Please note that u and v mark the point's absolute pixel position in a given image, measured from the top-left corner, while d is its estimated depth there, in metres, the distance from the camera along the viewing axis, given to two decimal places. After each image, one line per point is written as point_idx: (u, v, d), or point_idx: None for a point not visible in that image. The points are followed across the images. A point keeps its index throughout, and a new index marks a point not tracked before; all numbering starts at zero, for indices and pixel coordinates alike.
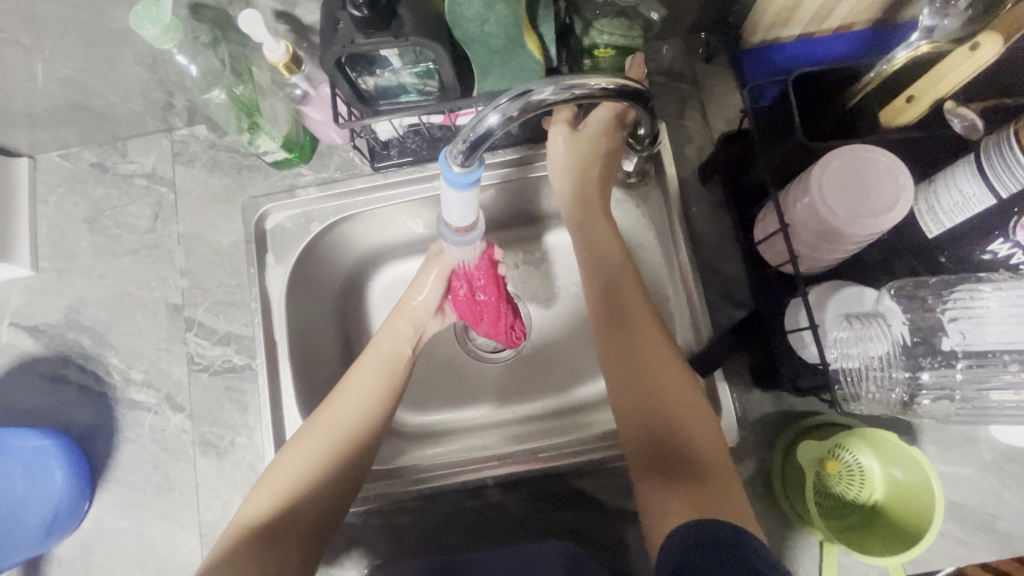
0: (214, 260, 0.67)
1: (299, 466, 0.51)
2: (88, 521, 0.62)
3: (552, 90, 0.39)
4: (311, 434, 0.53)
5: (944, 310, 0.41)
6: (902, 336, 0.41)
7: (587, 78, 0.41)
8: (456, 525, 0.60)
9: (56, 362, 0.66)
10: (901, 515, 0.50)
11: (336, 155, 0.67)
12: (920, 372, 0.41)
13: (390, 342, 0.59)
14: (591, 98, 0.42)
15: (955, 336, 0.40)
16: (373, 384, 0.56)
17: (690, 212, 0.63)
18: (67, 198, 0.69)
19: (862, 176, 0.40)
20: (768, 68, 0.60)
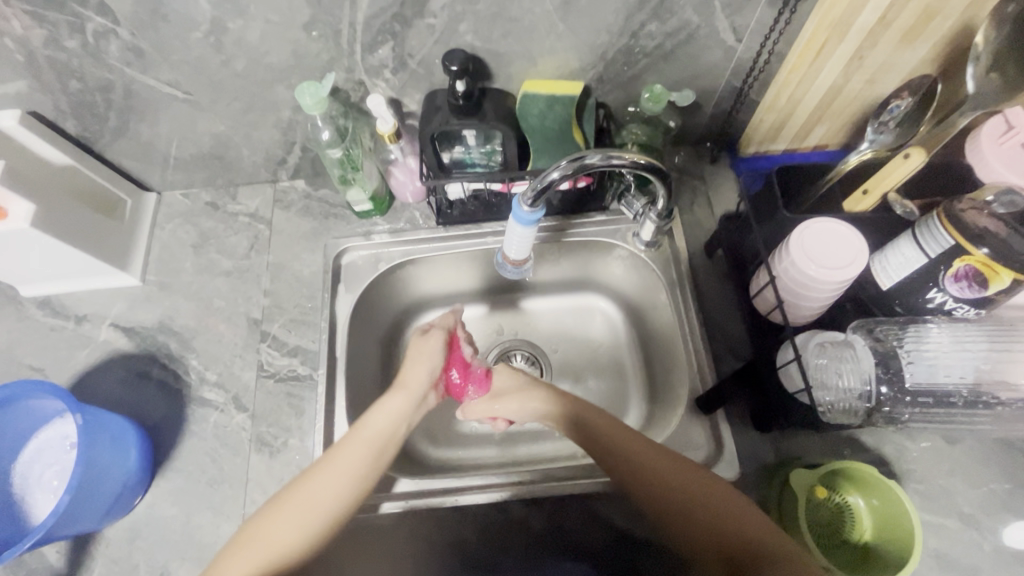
0: (295, 286, 0.79)
1: (289, 538, 0.53)
2: (142, 505, 0.68)
3: (599, 157, 0.54)
4: (295, 511, 0.54)
5: (901, 346, 0.51)
6: (869, 362, 0.51)
7: (624, 152, 0.55)
8: (481, 539, 0.64)
9: (144, 359, 0.75)
10: (890, 545, 0.56)
11: (408, 211, 0.82)
12: (880, 386, 0.51)
13: (385, 427, 0.60)
14: (626, 168, 0.56)
15: (912, 369, 0.50)
16: (355, 467, 0.57)
17: (697, 278, 0.76)
18: (180, 227, 0.83)
19: (831, 237, 0.53)
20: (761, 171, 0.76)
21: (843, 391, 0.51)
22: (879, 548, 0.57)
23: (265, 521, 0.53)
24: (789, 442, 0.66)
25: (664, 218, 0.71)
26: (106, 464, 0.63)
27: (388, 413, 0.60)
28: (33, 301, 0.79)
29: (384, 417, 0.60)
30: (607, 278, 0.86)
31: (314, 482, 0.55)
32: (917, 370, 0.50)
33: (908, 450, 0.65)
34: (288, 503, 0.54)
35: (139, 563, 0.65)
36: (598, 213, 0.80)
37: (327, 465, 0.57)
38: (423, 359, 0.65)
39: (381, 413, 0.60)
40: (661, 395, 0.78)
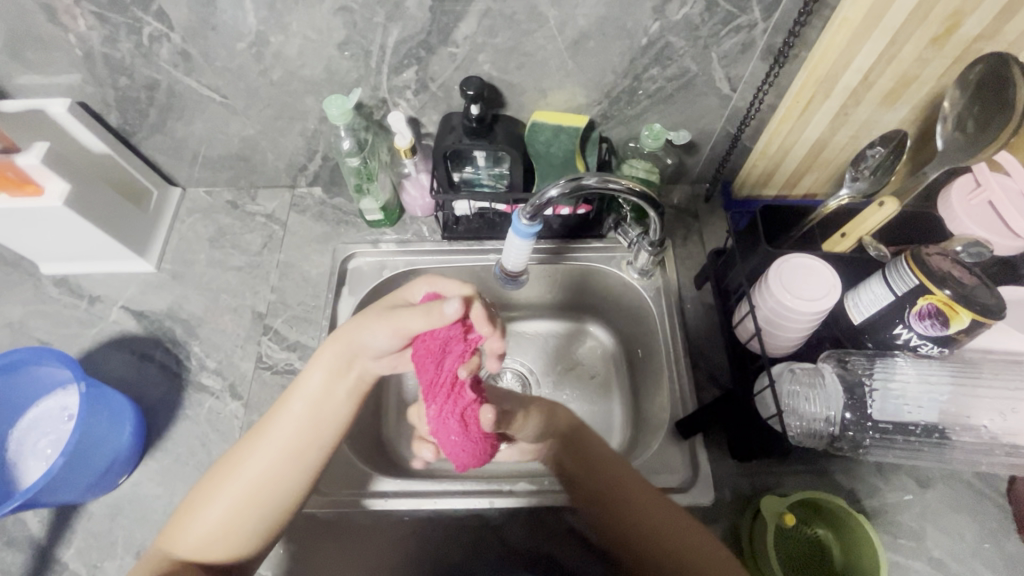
0: (301, 284, 0.82)
1: (233, 511, 0.54)
2: (129, 483, 0.69)
3: (597, 180, 0.59)
4: (231, 485, 0.54)
5: (868, 377, 0.54)
6: (837, 391, 0.54)
7: (621, 178, 0.60)
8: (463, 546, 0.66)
9: (149, 342, 0.78)
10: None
11: (415, 224, 0.87)
12: (845, 413, 0.54)
13: (319, 391, 0.56)
14: (622, 193, 0.60)
15: (877, 399, 0.53)
16: (292, 439, 0.55)
17: (685, 309, 0.79)
18: (199, 221, 0.88)
19: (805, 273, 0.56)
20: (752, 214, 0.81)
21: (810, 416, 0.54)
22: None
23: (205, 494, 0.55)
24: (764, 472, 0.68)
25: (657, 248, 0.75)
26: (97, 441, 0.64)
27: (323, 373, 0.56)
28: (51, 280, 0.83)
29: (314, 382, 0.56)
30: (602, 306, 0.90)
31: (248, 460, 0.55)
32: (882, 401, 0.53)
33: (880, 490, 0.66)
34: (223, 482, 0.54)
35: (118, 540, 0.66)
36: (596, 240, 0.85)
37: (265, 436, 0.55)
38: (372, 323, 0.54)
39: (313, 378, 0.56)
40: (645, 421, 0.80)
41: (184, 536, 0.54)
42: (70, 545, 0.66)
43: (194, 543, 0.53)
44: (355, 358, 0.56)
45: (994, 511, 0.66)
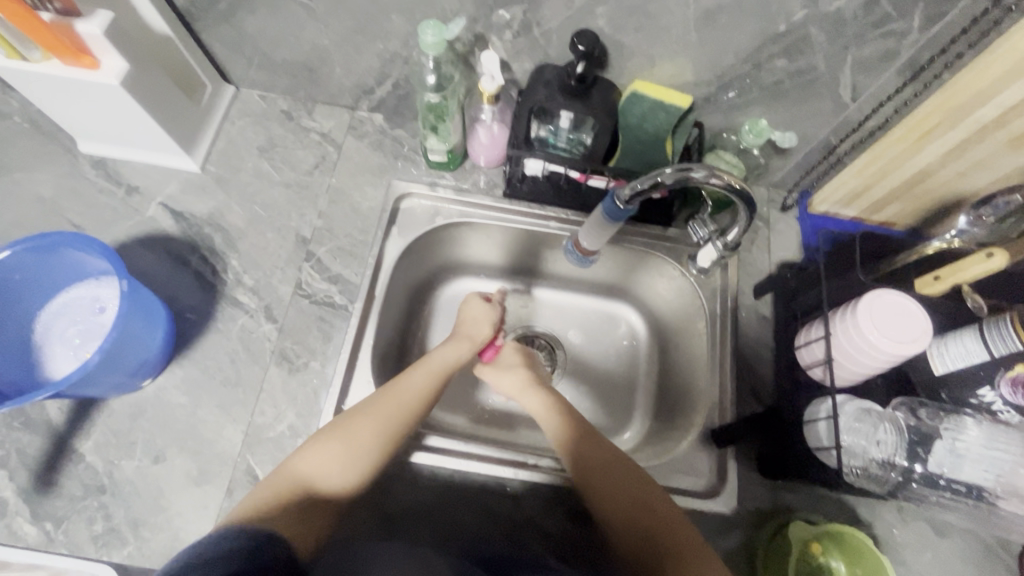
0: (350, 215, 0.78)
1: (381, 434, 0.59)
2: (153, 386, 0.68)
3: (704, 174, 0.54)
4: (375, 415, 0.60)
5: (942, 432, 0.52)
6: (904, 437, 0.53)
7: (729, 175, 0.54)
8: (468, 520, 0.64)
9: (185, 246, 0.75)
10: None
11: (476, 175, 0.82)
12: (914, 464, 0.53)
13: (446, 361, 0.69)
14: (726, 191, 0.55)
15: (946, 457, 0.52)
16: (425, 386, 0.65)
17: (739, 316, 0.77)
18: (250, 127, 0.83)
19: (899, 313, 0.53)
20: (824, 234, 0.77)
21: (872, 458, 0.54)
22: None
23: (350, 425, 0.59)
24: (789, 494, 0.67)
25: (729, 250, 0.70)
26: (129, 339, 0.62)
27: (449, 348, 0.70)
28: (89, 160, 0.79)
29: (443, 352, 0.69)
30: (644, 294, 0.90)
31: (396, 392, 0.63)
32: (951, 459, 0.52)
33: (897, 532, 0.67)
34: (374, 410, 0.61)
35: (136, 442, 0.65)
36: (660, 228, 0.81)
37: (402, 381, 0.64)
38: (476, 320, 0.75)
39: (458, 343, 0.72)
40: (671, 416, 0.80)
41: (325, 471, 0.56)
42: (89, 438, 0.65)
43: (332, 460, 0.57)
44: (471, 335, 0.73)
45: (1001, 573, 0.67)
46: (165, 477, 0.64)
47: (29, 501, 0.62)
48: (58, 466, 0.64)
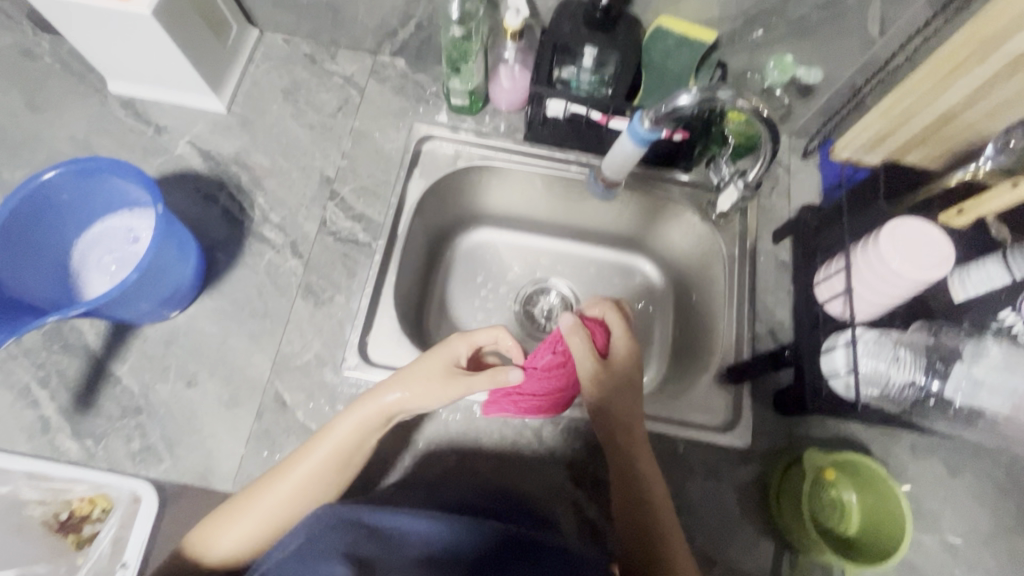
0: (373, 156, 0.79)
1: (278, 517, 0.55)
2: (184, 315, 0.70)
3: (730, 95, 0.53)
4: (257, 507, 0.55)
5: (959, 347, 0.53)
6: (922, 352, 0.54)
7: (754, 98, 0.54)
8: (472, 492, 0.62)
9: (212, 183, 0.77)
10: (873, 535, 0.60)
11: (497, 119, 0.83)
12: (932, 380, 0.53)
13: (348, 437, 0.57)
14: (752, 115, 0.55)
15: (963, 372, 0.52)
16: (318, 475, 0.56)
17: (758, 260, 0.77)
18: (275, 70, 0.83)
19: (919, 239, 0.54)
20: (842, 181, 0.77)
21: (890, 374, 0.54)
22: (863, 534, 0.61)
23: (253, 492, 0.56)
24: (804, 430, 0.68)
25: (750, 190, 0.70)
26: (161, 269, 0.63)
27: (355, 424, 0.58)
28: (118, 100, 0.80)
29: (369, 415, 0.58)
30: (662, 246, 0.90)
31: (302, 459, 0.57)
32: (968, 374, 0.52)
33: (910, 469, 0.68)
34: (277, 481, 0.56)
35: (171, 367, 0.68)
36: (681, 173, 0.81)
37: (293, 467, 0.56)
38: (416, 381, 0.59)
39: (402, 407, 0.59)
40: (687, 362, 0.81)
41: (217, 538, 0.54)
42: (125, 362, 0.68)
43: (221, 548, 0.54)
44: (412, 401, 0.59)
45: (1014, 510, 0.67)
46: (198, 399, 0.66)
47: (71, 418, 0.65)
48: (97, 387, 0.67)
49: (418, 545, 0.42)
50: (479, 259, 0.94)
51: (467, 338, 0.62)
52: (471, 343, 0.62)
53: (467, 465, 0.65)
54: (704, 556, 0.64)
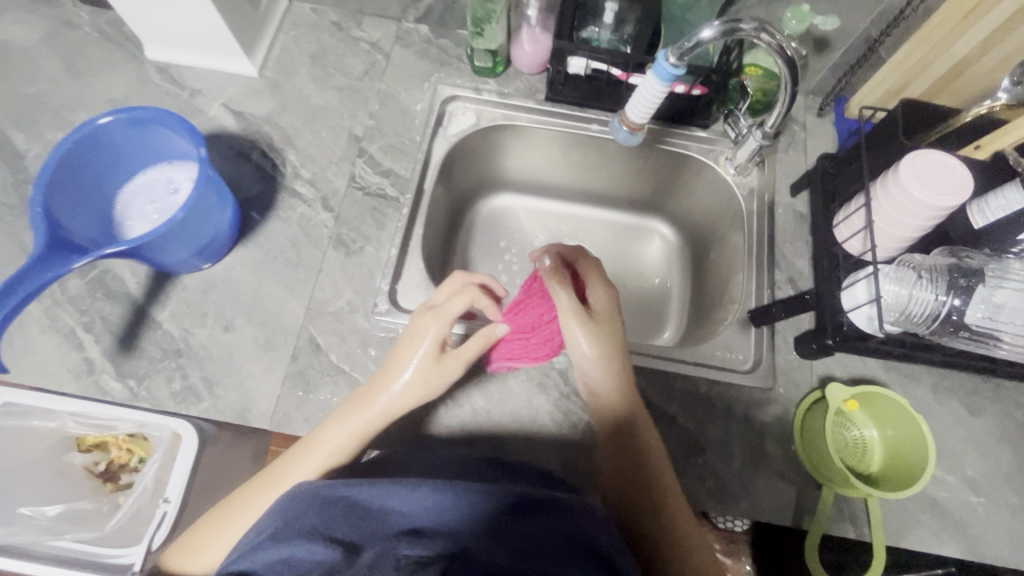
0: (399, 116, 0.82)
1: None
2: (221, 265, 0.73)
3: (752, 27, 0.55)
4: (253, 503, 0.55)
5: (984, 268, 0.55)
6: (945, 273, 0.55)
7: (776, 31, 0.56)
8: (470, 458, 0.61)
9: (246, 142, 0.79)
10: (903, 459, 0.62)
11: (519, 81, 0.85)
12: (956, 298, 0.55)
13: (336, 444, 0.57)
14: (775, 49, 0.56)
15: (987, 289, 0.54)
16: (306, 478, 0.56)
17: (776, 212, 0.79)
18: (304, 37, 0.86)
19: (940, 169, 0.55)
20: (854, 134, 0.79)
21: (914, 296, 0.56)
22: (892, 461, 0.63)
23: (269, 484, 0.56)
24: (825, 371, 0.70)
25: (769, 139, 0.72)
26: (205, 212, 0.66)
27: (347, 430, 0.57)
28: (154, 66, 0.83)
29: (378, 407, 0.58)
30: (680, 207, 0.93)
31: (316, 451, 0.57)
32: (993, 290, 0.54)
33: (931, 409, 0.69)
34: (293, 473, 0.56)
35: (209, 313, 0.70)
36: (700, 130, 0.83)
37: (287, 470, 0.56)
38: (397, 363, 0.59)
39: (404, 393, 0.58)
40: (711, 314, 0.84)
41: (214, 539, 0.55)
42: (165, 308, 0.70)
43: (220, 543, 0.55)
44: (418, 384, 0.58)
45: None
46: (236, 343, 0.69)
47: (114, 360, 0.68)
48: (139, 332, 0.69)
49: (400, 515, 0.41)
50: (501, 224, 0.97)
51: (444, 316, 0.59)
52: (469, 297, 0.61)
53: (497, 404, 0.68)
54: (729, 492, 0.65)
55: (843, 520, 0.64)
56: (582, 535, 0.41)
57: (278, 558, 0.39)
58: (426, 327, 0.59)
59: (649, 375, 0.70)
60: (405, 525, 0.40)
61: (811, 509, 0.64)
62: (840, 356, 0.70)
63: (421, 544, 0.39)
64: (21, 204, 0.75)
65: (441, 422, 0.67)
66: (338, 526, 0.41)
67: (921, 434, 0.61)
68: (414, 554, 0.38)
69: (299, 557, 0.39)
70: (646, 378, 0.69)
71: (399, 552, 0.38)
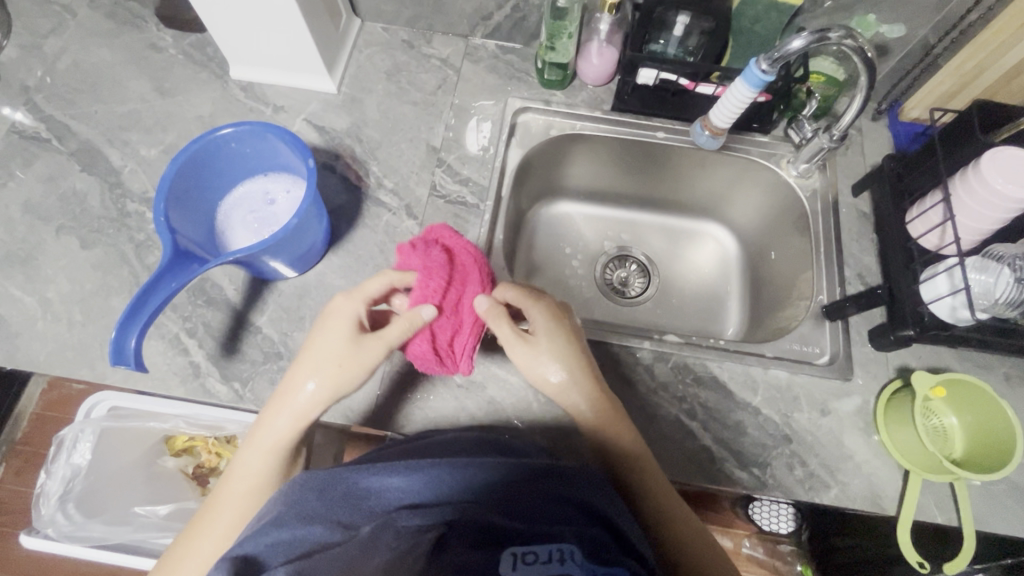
0: (473, 128, 0.86)
1: (228, 513, 0.58)
2: (314, 271, 0.76)
3: (840, 35, 0.59)
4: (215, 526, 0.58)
5: None
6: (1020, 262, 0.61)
7: (860, 36, 0.60)
8: (467, 438, 0.60)
9: (329, 155, 0.83)
10: (988, 443, 0.63)
11: (584, 92, 0.89)
12: None
13: (257, 460, 0.60)
14: (859, 53, 0.60)
15: None
16: (247, 494, 0.59)
17: (840, 211, 0.82)
18: (377, 55, 0.91)
19: (1015, 163, 0.60)
20: (912, 136, 0.82)
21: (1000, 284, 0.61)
22: (977, 446, 0.64)
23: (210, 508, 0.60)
24: (902, 362, 0.72)
25: (836, 142, 0.75)
26: (310, 221, 0.69)
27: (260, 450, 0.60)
28: (238, 85, 0.88)
29: (282, 423, 0.60)
30: (737, 211, 0.97)
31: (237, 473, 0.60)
32: None
33: (1006, 397, 0.71)
34: (225, 494, 0.59)
35: (306, 317, 0.73)
36: (761, 134, 0.86)
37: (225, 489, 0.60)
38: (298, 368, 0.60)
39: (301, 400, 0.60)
40: (777, 312, 0.86)
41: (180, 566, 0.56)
42: (265, 313, 0.74)
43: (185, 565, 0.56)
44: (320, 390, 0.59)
45: None
46: None
47: (219, 363, 0.70)
48: (240, 335, 0.72)
49: (396, 491, 0.46)
50: (560, 229, 1.00)
51: (358, 295, 0.62)
52: (386, 279, 0.62)
53: None
54: (817, 479, 0.67)
55: (930, 505, 0.66)
56: (581, 497, 0.47)
57: (282, 538, 0.43)
58: (340, 308, 0.61)
59: (732, 369, 0.72)
60: (404, 499, 0.45)
61: (899, 496, 0.66)
62: (914, 347, 0.72)
63: (419, 514, 0.44)
64: (120, 217, 0.78)
65: (534, 417, 0.70)
66: (340, 508, 0.45)
67: (1006, 418, 0.63)
68: (413, 523, 0.43)
69: (302, 536, 0.43)
70: (729, 371, 0.72)
71: (400, 523, 0.44)
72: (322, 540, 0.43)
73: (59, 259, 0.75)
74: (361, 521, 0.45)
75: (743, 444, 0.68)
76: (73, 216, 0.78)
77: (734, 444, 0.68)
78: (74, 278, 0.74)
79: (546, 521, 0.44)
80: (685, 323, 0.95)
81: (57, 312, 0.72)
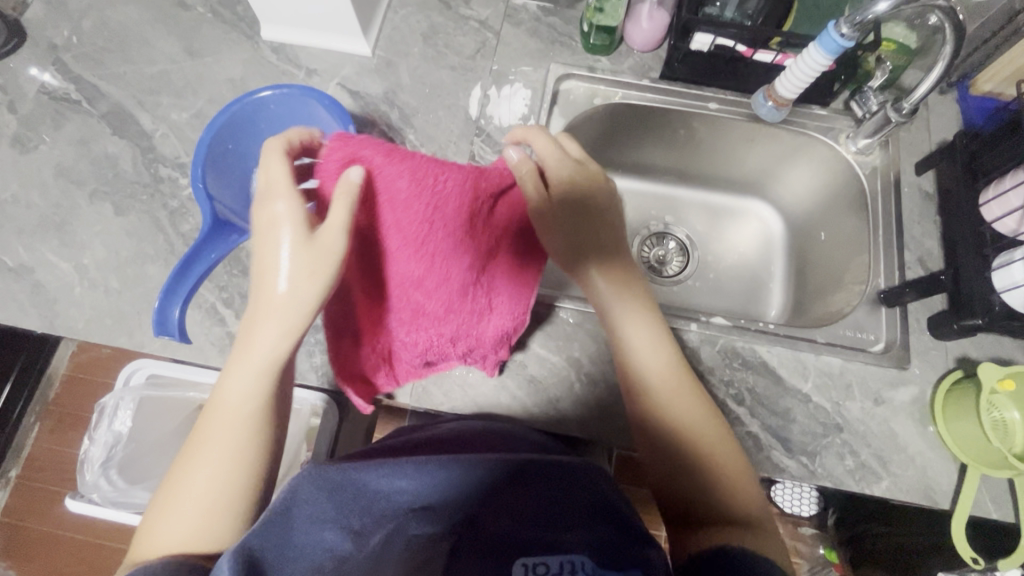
0: (514, 95, 0.82)
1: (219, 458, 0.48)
2: None
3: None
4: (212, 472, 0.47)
5: None
6: None
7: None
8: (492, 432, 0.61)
9: (365, 121, 0.80)
10: None
11: (631, 59, 0.84)
12: None
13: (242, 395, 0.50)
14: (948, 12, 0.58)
15: None
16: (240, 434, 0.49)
17: (903, 192, 0.77)
18: (413, 15, 0.86)
19: None
20: (986, 112, 0.76)
21: None
22: None
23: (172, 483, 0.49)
24: (962, 352, 0.69)
25: (906, 117, 0.71)
26: None
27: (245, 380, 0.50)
28: (269, 46, 0.84)
29: (265, 349, 0.50)
30: (786, 189, 0.92)
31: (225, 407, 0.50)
32: None
33: None
34: (189, 463, 0.48)
35: None
36: (818, 108, 0.81)
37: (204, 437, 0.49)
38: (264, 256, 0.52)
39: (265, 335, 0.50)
40: (824, 296, 0.83)
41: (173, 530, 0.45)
42: None
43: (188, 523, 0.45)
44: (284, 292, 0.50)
45: None
46: None
47: None
48: None
49: (406, 492, 0.43)
50: None
51: (279, 184, 0.52)
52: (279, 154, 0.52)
53: None
54: (869, 470, 0.65)
55: (985, 498, 0.63)
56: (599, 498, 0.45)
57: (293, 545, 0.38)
58: (275, 213, 0.51)
59: (781, 354, 0.69)
60: (414, 501, 0.43)
61: (953, 489, 0.64)
62: (976, 336, 0.69)
63: (430, 520, 0.44)
64: (154, 182, 0.76)
65: (576, 398, 0.68)
66: (352, 511, 0.41)
67: None
68: (423, 530, 0.44)
69: (316, 543, 0.38)
70: (778, 356, 0.69)
71: (410, 529, 0.44)
72: (336, 552, 0.39)
73: (93, 225, 0.74)
74: (371, 525, 0.42)
75: (791, 432, 0.66)
76: (106, 181, 0.76)
77: (781, 430, 0.66)
78: (109, 245, 0.73)
79: (552, 525, 0.44)
80: (724, 305, 0.92)
81: (94, 280, 0.72)
